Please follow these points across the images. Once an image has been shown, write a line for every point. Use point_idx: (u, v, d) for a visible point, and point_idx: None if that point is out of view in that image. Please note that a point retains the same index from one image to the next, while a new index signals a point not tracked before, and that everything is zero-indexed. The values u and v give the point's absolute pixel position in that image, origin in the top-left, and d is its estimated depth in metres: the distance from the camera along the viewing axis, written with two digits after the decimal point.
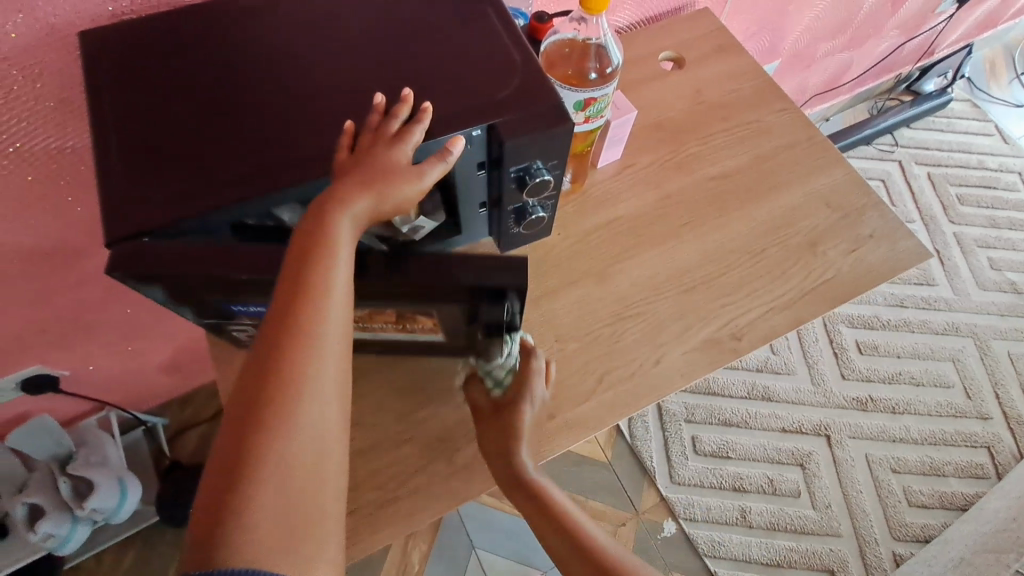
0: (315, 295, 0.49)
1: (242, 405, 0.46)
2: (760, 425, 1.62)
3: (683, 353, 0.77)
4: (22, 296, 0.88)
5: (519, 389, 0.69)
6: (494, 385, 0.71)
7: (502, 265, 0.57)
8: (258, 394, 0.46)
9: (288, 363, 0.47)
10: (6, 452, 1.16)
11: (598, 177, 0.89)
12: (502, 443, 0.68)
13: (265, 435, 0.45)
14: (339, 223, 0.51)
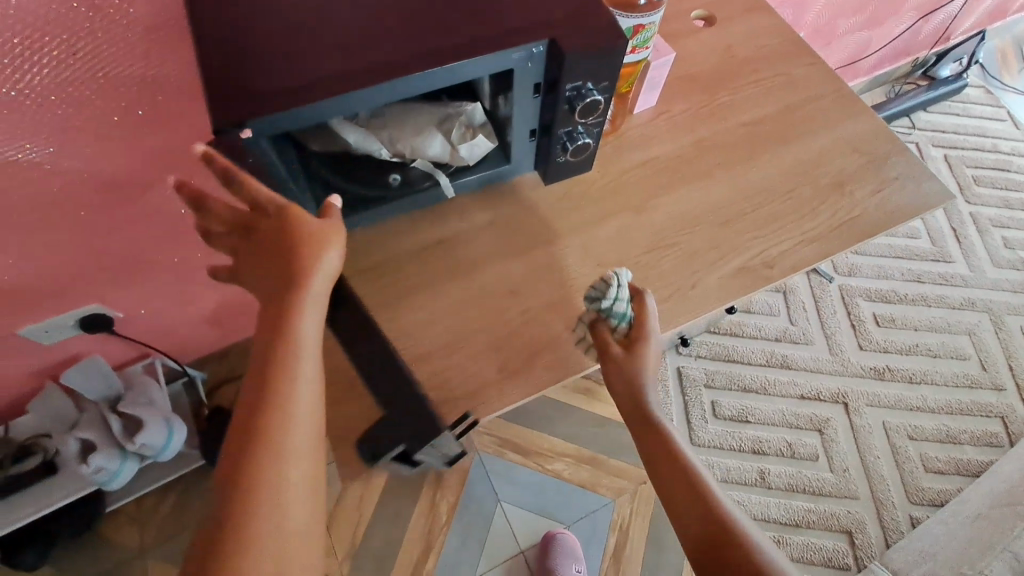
0: (292, 328, 0.56)
1: (240, 415, 0.53)
2: (779, 392, 1.65)
3: (719, 278, 0.81)
4: (91, 227, 0.93)
5: (639, 331, 0.71)
6: (621, 321, 0.71)
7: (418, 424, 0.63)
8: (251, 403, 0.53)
9: (274, 392, 0.53)
10: (56, 392, 1.22)
11: (635, 122, 0.93)
12: (633, 375, 0.70)
13: (261, 451, 0.51)
14: (312, 256, 0.59)
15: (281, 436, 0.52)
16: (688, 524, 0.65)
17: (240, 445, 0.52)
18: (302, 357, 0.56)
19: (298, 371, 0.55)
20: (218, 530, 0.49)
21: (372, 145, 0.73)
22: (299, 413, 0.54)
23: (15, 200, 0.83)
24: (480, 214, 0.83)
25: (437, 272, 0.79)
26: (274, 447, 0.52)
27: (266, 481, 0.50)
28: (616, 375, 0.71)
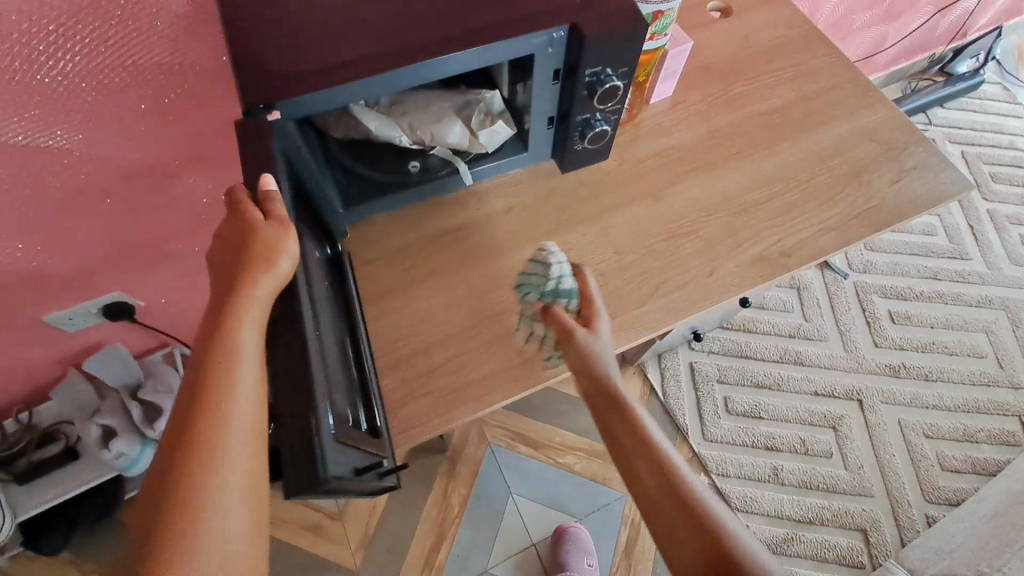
0: (233, 328, 0.51)
1: (177, 418, 0.49)
2: (792, 388, 1.64)
3: (736, 266, 0.81)
4: (116, 215, 0.96)
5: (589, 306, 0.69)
6: (568, 300, 0.74)
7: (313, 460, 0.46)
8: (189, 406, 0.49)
9: (211, 393, 0.49)
10: (79, 378, 1.25)
11: (651, 111, 0.93)
12: (589, 355, 0.66)
13: (197, 458, 0.47)
14: (264, 245, 0.53)
15: (209, 457, 0.47)
16: (677, 534, 0.57)
17: (175, 452, 0.47)
18: (238, 369, 0.50)
19: (234, 385, 0.50)
20: (145, 544, 0.45)
21: (392, 132, 0.74)
22: (231, 431, 0.49)
23: (44, 186, 0.85)
24: (497, 202, 0.84)
25: (456, 258, 0.80)
26: (201, 467, 0.47)
27: (201, 492, 0.46)
28: (581, 364, 0.67)
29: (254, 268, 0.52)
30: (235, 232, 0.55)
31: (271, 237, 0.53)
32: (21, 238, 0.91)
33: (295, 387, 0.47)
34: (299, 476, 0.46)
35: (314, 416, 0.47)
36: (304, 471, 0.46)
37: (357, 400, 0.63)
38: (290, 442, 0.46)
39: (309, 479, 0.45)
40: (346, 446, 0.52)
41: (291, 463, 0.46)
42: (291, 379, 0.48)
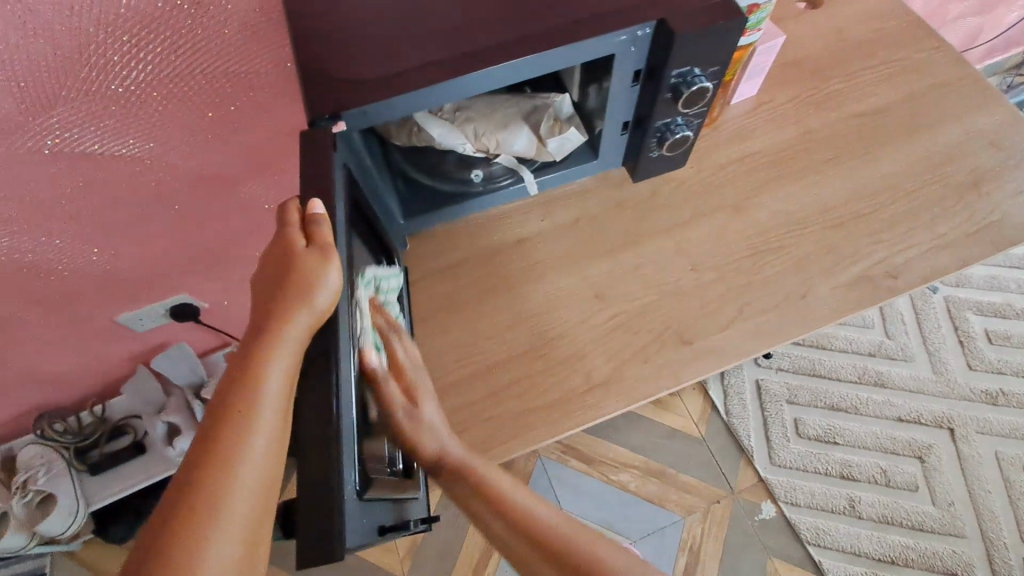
0: (259, 362, 0.45)
1: (190, 453, 0.44)
2: (872, 413, 1.48)
3: (834, 287, 0.73)
4: (182, 220, 0.97)
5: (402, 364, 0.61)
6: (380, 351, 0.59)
7: (322, 525, 0.39)
8: (205, 442, 0.43)
9: (225, 431, 0.43)
10: (146, 374, 1.29)
11: (732, 113, 0.85)
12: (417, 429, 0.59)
13: (195, 508, 0.41)
14: (307, 273, 0.47)
15: (211, 510, 0.41)
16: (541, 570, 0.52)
17: (178, 491, 0.42)
18: (261, 406, 0.44)
19: (252, 429, 0.44)
20: None
21: (456, 140, 0.70)
22: (241, 478, 0.42)
23: (117, 192, 0.87)
24: (562, 212, 0.79)
25: (521, 273, 0.75)
26: (203, 508, 0.41)
27: (189, 550, 0.40)
28: (411, 450, 0.60)
29: (292, 297, 0.47)
30: (279, 253, 0.50)
31: (314, 262, 0.48)
32: (95, 242, 0.93)
33: (318, 437, 0.41)
34: (311, 543, 0.38)
35: (336, 473, 0.40)
36: (314, 539, 0.38)
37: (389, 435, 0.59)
38: (307, 500, 0.39)
39: (323, 548, 0.38)
40: (370, 504, 0.46)
41: (301, 529, 0.38)
42: (315, 427, 0.41)
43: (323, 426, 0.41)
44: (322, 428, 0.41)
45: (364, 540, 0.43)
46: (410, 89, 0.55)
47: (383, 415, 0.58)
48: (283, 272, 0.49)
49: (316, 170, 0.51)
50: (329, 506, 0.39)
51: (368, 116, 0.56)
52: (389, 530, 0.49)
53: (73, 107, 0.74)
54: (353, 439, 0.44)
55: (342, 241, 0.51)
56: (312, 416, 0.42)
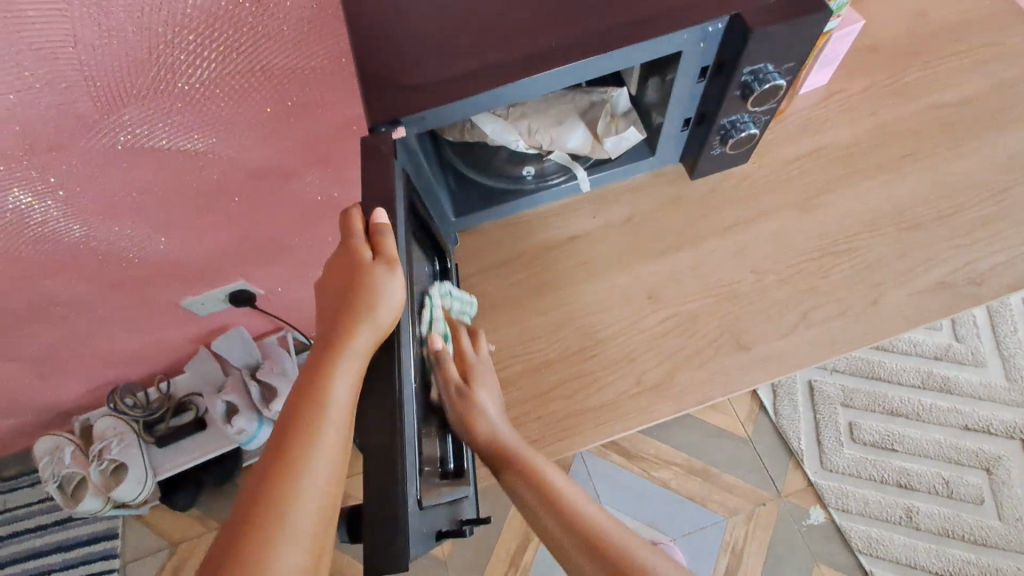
0: (326, 375, 0.47)
1: (263, 456, 0.46)
2: (935, 420, 1.39)
3: (910, 293, 0.69)
4: (241, 211, 1.01)
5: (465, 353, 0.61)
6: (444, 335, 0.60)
7: (383, 536, 0.39)
8: (276, 448, 0.46)
9: (294, 440, 0.45)
10: (208, 357, 1.36)
11: (800, 105, 0.80)
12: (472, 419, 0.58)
13: (267, 511, 0.43)
14: (372, 286, 0.48)
15: (281, 513, 0.43)
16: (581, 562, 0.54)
17: (253, 493, 0.44)
18: (327, 417, 0.46)
19: (319, 438, 0.46)
20: None
21: (510, 137, 0.69)
22: (309, 485, 0.45)
23: (183, 186, 0.91)
24: (615, 209, 0.77)
25: (575, 270, 0.74)
26: (274, 509, 0.43)
27: (261, 549, 0.42)
28: (465, 429, 0.58)
29: (357, 310, 0.48)
30: (345, 263, 0.51)
31: (378, 272, 0.49)
32: (162, 231, 0.98)
33: (383, 446, 0.42)
34: (377, 551, 0.39)
35: (400, 483, 0.40)
36: (380, 548, 0.39)
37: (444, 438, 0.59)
38: (373, 510, 0.40)
39: (389, 557, 0.39)
40: (429, 510, 0.46)
41: (367, 537, 0.39)
42: (378, 437, 0.42)
43: (387, 435, 0.42)
44: (386, 437, 0.42)
45: (424, 547, 0.44)
46: (470, 90, 0.55)
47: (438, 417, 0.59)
48: (349, 283, 0.50)
49: (377, 173, 0.52)
50: (393, 516, 0.40)
51: (425, 121, 0.56)
52: (442, 535, 0.51)
53: (144, 106, 0.77)
54: (414, 446, 0.44)
55: (403, 249, 0.51)
56: (375, 426, 0.42)
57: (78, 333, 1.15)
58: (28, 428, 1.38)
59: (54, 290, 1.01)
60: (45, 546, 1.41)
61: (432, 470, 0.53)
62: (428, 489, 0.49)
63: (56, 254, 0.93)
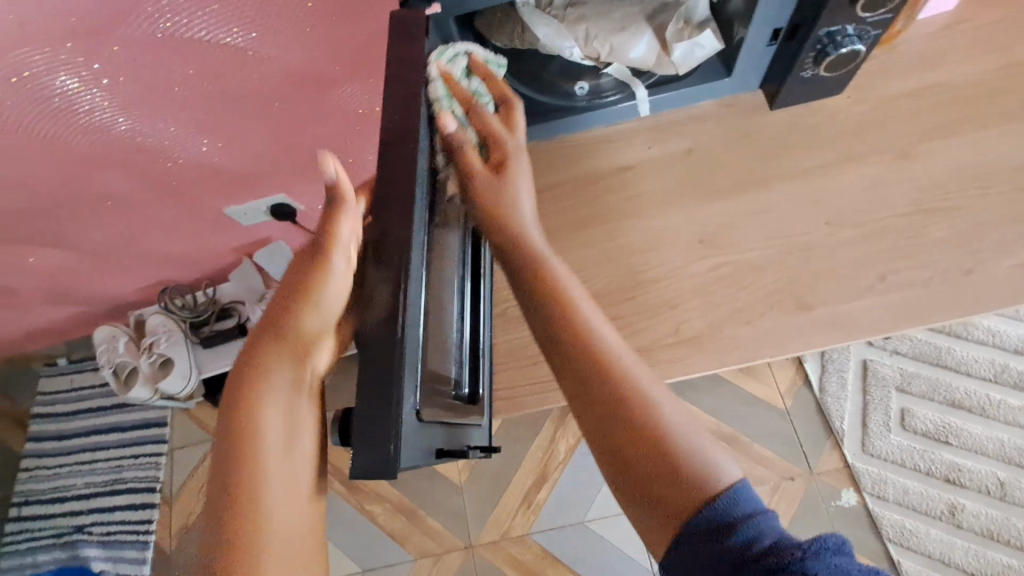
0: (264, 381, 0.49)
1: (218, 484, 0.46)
2: (1001, 418, 1.26)
3: (1015, 266, 0.59)
4: (281, 118, 0.98)
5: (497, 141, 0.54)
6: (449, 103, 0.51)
7: (372, 443, 0.37)
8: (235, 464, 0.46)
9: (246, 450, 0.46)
10: (250, 267, 1.40)
11: (917, 31, 0.67)
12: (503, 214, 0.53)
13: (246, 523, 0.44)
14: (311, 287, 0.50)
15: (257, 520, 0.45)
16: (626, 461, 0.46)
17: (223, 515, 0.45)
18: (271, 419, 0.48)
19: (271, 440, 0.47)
20: None
21: (563, 43, 0.61)
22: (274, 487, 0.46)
23: (222, 85, 0.88)
24: (677, 140, 0.68)
25: (622, 204, 0.67)
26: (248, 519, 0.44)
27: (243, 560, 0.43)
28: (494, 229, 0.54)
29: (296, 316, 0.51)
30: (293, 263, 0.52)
31: (393, 164, 0.43)
32: (204, 132, 0.97)
33: (382, 354, 0.38)
34: (364, 458, 0.36)
35: (397, 393, 0.38)
36: (368, 458, 0.36)
37: (458, 358, 0.55)
38: (366, 416, 0.37)
39: (377, 464, 0.36)
40: (427, 427, 0.43)
41: (356, 444, 0.37)
42: (378, 342, 0.39)
43: (390, 341, 0.38)
44: (388, 343, 0.38)
45: (420, 462, 0.42)
46: None
47: (455, 337, 0.55)
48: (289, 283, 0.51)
49: (407, 61, 0.46)
50: (386, 428, 0.37)
51: None
52: (444, 455, 0.48)
53: None
54: (415, 359, 0.41)
55: (424, 144, 0.45)
56: (376, 331, 0.39)
57: (129, 231, 1.19)
58: (91, 317, 1.48)
59: (106, 184, 1.04)
60: (103, 424, 1.54)
61: (441, 389, 0.50)
62: (430, 404, 0.46)
63: (103, 146, 0.94)
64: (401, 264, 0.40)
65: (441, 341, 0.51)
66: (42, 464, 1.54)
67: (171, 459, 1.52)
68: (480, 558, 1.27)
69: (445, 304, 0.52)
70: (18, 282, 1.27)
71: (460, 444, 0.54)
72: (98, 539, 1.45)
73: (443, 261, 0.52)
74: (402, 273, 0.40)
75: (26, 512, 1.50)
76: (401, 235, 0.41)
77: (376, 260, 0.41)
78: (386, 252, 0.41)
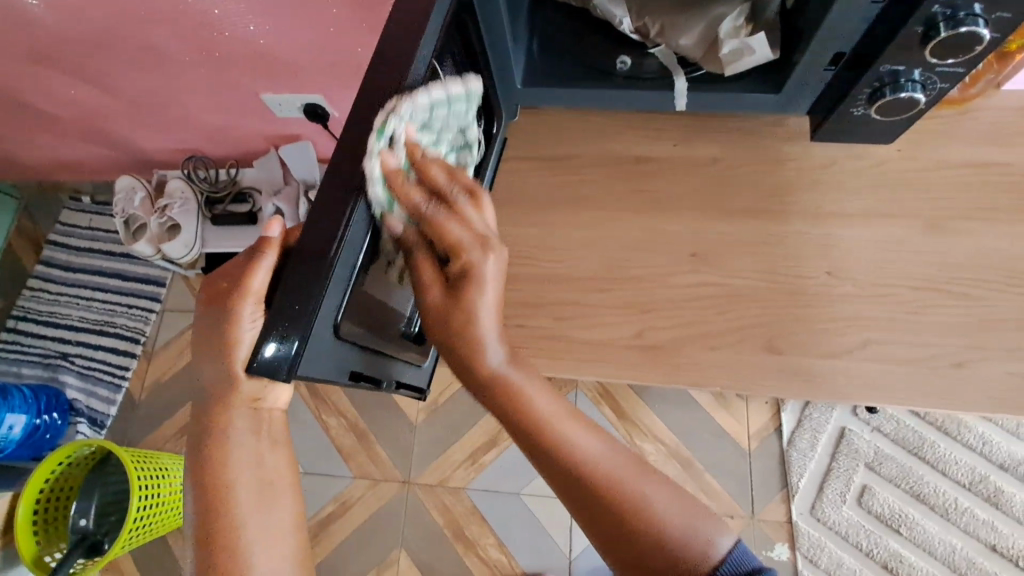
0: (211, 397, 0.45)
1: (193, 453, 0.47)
2: (961, 525, 1.21)
3: (1008, 372, 0.54)
4: (328, 18, 0.95)
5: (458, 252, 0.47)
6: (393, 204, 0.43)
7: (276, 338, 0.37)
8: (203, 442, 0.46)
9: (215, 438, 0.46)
10: (274, 159, 1.41)
11: (995, 102, 0.62)
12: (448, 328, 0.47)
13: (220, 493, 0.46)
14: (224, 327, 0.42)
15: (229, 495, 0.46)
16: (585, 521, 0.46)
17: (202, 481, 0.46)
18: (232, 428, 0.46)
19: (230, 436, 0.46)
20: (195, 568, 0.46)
21: (615, 10, 0.59)
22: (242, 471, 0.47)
23: None
24: (706, 145, 0.65)
25: (628, 194, 0.64)
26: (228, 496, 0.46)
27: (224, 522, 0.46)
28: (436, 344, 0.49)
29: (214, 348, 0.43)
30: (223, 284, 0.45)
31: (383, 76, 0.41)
32: (252, 10, 0.96)
33: (311, 257, 0.37)
34: (264, 351, 0.37)
35: (315, 307, 0.37)
36: (267, 353, 0.37)
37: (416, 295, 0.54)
38: (276, 316, 0.37)
39: (276, 363, 0.36)
40: (344, 345, 0.44)
41: (263, 337, 0.37)
42: (307, 248, 0.37)
43: (324, 248, 0.37)
44: (319, 247, 0.37)
45: (325, 375, 0.42)
46: None
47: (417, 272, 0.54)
48: (209, 320, 0.45)
49: None
50: (295, 331, 0.37)
51: None
52: (360, 378, 0.49)
53: None
54: (349, 274, 0.40)
55: (419, 64, 0.43)
56: (314, 230, 0.38)
57: (166, 90, 1.20)
58: (119, 165, 1.53)
59: (149, 37, 1.04)
60: (108, 268, 1.60)
61: (376, 318, 0.50)
62: (360, 326, 0.46)
63: None
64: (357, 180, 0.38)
65: (390, 271, 0.49)
66: (45, 287, 1.61)
67: (160, 318, 1.58)
68: (413, 496, 1.30)
69: None
70: (57, 110, 1.30)
71: (380, 373, 0.54)
72: (77, 370, 1.53)
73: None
74: (357, 186, 0.38)
75: (21, 327, 1.59)
76: (366, 144, 0.39)
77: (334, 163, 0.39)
78: (345, 163, 0.39)
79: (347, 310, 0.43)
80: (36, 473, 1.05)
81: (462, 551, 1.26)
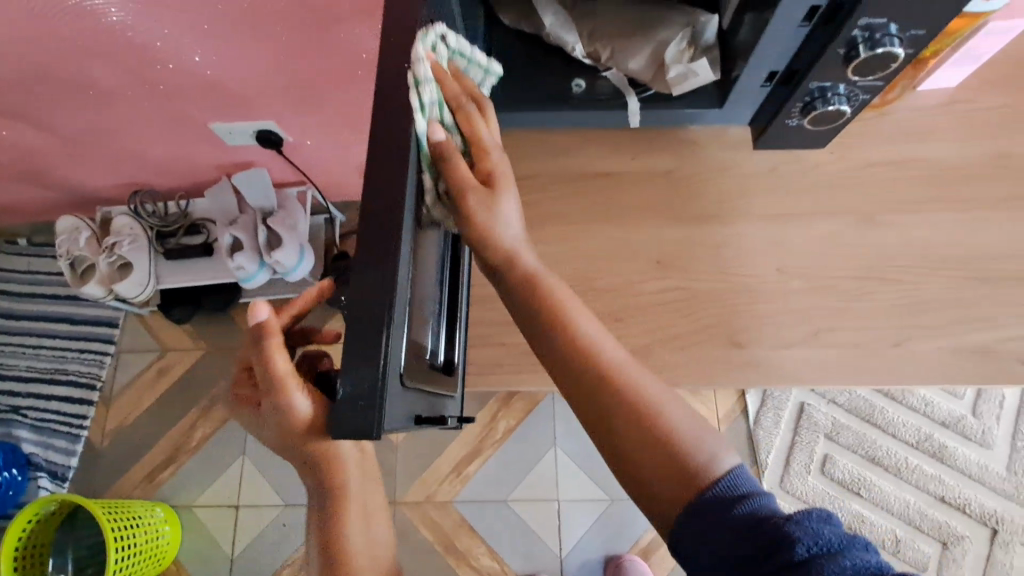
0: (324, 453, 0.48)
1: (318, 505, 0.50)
2: (913, 481, 1.32)
3: (939, 347, 0.61)
4: (277, 46, 0.94)
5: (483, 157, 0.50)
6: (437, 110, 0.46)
7: (358, 401, 0.34)
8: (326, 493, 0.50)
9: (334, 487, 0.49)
10: (227, 187, 1.37)
11: (909, 104, 0.69)
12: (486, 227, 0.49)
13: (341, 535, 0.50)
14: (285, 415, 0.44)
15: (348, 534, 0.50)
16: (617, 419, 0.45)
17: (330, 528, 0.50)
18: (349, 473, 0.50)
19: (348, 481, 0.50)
20: None
21: (567, 35, 0.63)
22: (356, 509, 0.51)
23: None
24: (661, 157, 0.69)
25: (594, 207, 0.68)
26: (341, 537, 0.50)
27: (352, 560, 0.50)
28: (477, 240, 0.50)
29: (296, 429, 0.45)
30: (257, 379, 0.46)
31: None
32: (197, 41, 0.94)
33: (367, 303, 0.35)
34: (344, 416, 0.34)
35: (383, 354, 0.34)
36: (348, 418, 0.34)
37: (438, 326, 0.51)
38: (345, 374, 0.34)
39: (359, 423, 0.34)
40: (410, 393, 0.41)
41: (338, 405, 0.34)
42: (361, 297, 0.35)
43: (382, 294, 0.35)
44: (375, 292, 0.35)
45: (399, 426, 0.39)
46: None
47: (438, 303, 0.51)
48: (270, 412, 0.46)
49: None
50: (373, 386, 0.34)
51: None
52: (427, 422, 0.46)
53: None
54: (405, 314, 0.38)
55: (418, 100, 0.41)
56: (364, 275, 0.35)
57: (106, 126, 1.16)
58: (59, 204, 1.45)
59: (86, 72, 1.00)
60: (56, 313, 1.52)
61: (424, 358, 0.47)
62: (415, 369, 0.43)
63: (94, 34, 0.91)
64: (393, 222, 0.36)
65: (423, 308, 0.46)
66: None
67: (116, 360, 1.50)
68: (401, 515, 1.30)
69: (428, 271, 0.47)
70: None
71: (440, 411, 0.51)
72: (31, 424, 1.44)
73: (430, 230, 0.47)
74: (398, 228, 0.36)
75: None
76: (391, 185, 0.37)
77: (368, 209, 0.37)
78: (378, 207, 0.37)
79: (406, 353, 0.40)
80: (7, 534, 0.99)
81: (455, 563, 1.27)
